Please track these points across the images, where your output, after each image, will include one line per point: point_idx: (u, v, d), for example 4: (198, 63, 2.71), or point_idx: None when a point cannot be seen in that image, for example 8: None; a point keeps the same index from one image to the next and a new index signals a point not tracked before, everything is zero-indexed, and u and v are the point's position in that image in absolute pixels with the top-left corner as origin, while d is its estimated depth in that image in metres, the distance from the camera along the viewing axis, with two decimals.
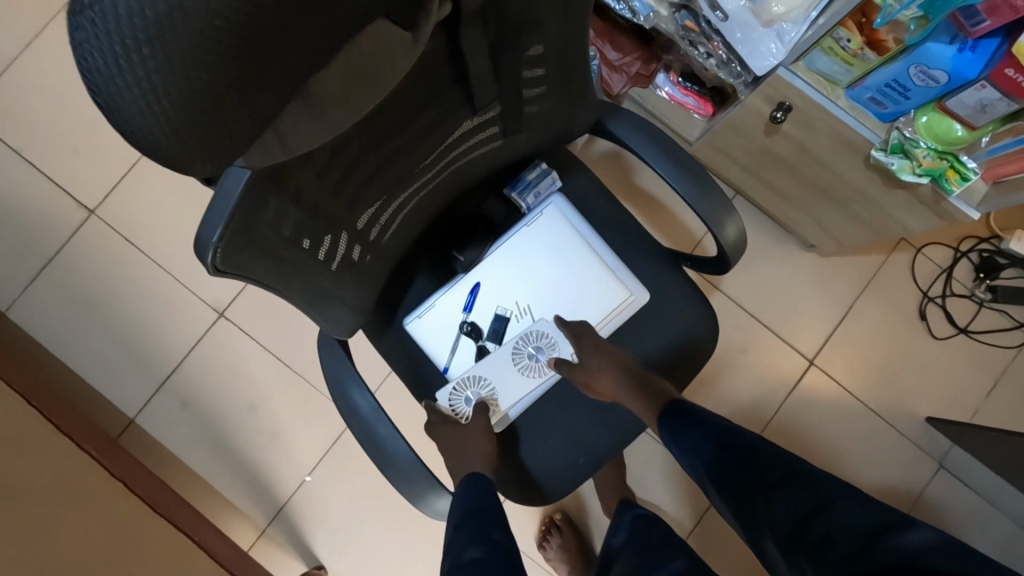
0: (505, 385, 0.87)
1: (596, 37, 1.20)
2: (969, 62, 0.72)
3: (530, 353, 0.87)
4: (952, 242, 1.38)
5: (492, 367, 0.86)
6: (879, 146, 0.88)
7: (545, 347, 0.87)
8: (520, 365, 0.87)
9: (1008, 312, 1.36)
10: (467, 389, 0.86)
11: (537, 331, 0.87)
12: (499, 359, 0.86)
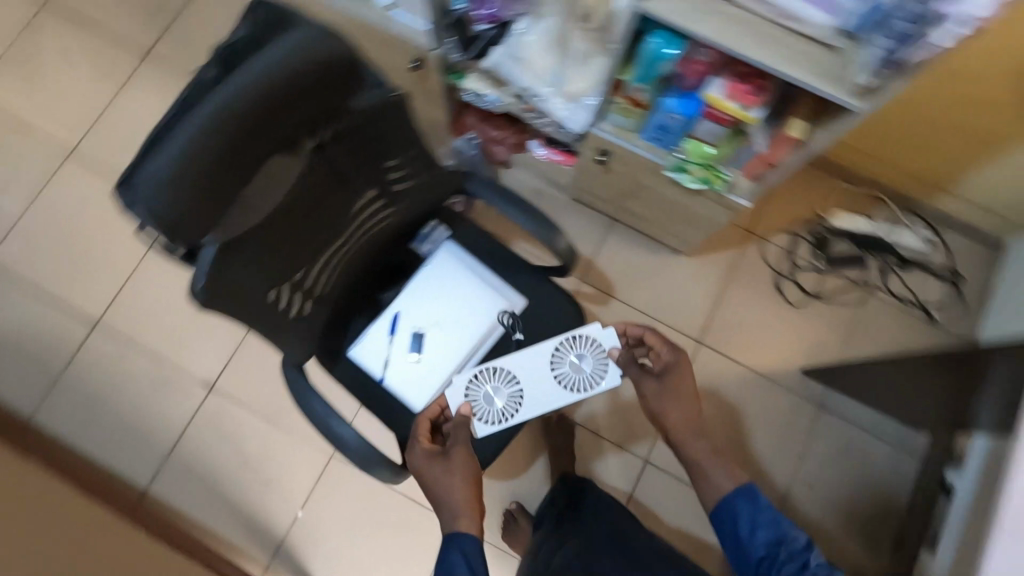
0: (536, 377, 1.15)
1: (479, 121, 1.57)
2: (690, 107, 1.08)
3: (571, 357, 1.16)
4: (790, 228, 1.74)
5: (518, 363, 1.15)
6: (668, 167, 1.24)
7: (591, 348, 1.16)
8: (555, 363, 1.15)
9: (843, 274, 1.72)
10: (490, 379, 1.14)
11: (580, 335, 1.16)
12: (530, 360, 1.15)
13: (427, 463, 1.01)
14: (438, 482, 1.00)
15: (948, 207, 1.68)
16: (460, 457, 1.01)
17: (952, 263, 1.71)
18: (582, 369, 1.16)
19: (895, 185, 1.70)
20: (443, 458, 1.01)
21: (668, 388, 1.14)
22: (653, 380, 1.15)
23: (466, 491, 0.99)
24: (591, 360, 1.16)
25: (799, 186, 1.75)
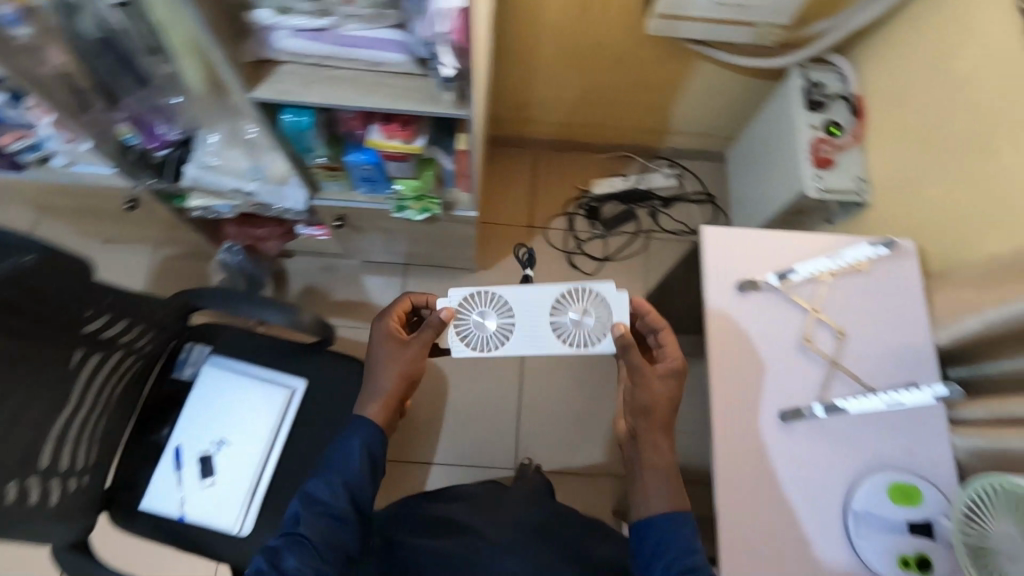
0: (530, 330, 0.91)
1: (239, 224, 1.57)
2: (370, 156, 1.16)
3: (572, 312, 0.92)
4: (562, 210, 1.91)
5: (523, 303, 0.92)
6: (394, 209, 1.32)
7: (590, 300, 0.92)
8: (554, 325, 0.92)
9: (621, 231, 1.89)
10: (470, 308, 0.93)
11: (586, 288, 0.93)
12: (534, 308, 0.92)
13: (388, 351, 0.94)
14: (379, 370, 0.93)
15: (676, 144, 1.91)
16: (413, 348, 0.93)
17: (702, 187, 1.93)
18: (585, 318, 0.91)
19: (628, 141, 1.92)
20: (406, 346, 0.94)
21: (656, 404, 0.89)
22: (655, 392, 0.89)
23: (389, 383, 0.93)
24: (586, 313, 0.91)
25: (555, 175, 1.95)
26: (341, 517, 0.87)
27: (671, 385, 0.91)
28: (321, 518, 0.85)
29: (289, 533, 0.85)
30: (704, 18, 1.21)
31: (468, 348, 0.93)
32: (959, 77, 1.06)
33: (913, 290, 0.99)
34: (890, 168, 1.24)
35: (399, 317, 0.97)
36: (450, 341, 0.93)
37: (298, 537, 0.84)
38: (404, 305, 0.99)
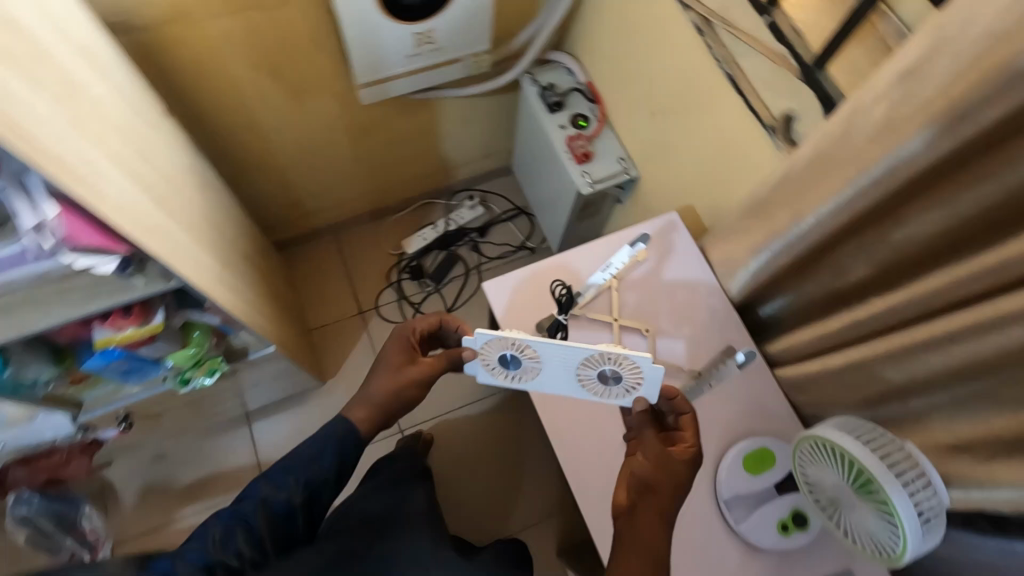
0: (555, 375, 0.73)
1: (27, 464, 1.32)
2: (111, 354, 0.99)
3: (602, 377, 0.72)
4: (386, 282, 1.83)
5: (554, 355, 0.70)
6: (178, 385, 1.15)
7: (628, 376, 0.71)
8: (583, 381, 0.73)
9: (451, 277, 1.84)
10: (501, 347, 0.71)
11: (621, 356, 0.68)
12: (564, 360, 0.71)
13: (397, 357, 0.91)
14: (382, 376, 0.91)
15: (467, 175, 1.90)
16: (415, 372, 0.90)
17: (510, 204, 1.93)
18: (620, 383, 0.72)
19: (421, 190, 1.87)
20: (401, 369, 0.91)
21: (659, 481, 0.76)
22: (660, 473, 0.77)
23: (382, 396, 0.91)
24: (619, 378, 0.71)
25: (365, 251, 1.86)
26: (269, 528, 0.85)
27: (683, 470, 0.77)
28: (265, 518, 0.85)
29: (237, 525, 0.83)
30: (409, 72, 1.18)
31: (503, 369, 0.75)
32: (646, 49, 1.12)
33: (693, 259, 1.01)
34: (637, 141, 1.29)
35: (414, 333, 0.92)
36: (483, 366, 0.75)
37: (228, 539, 0.81)
38: (429, 322, 0.93)
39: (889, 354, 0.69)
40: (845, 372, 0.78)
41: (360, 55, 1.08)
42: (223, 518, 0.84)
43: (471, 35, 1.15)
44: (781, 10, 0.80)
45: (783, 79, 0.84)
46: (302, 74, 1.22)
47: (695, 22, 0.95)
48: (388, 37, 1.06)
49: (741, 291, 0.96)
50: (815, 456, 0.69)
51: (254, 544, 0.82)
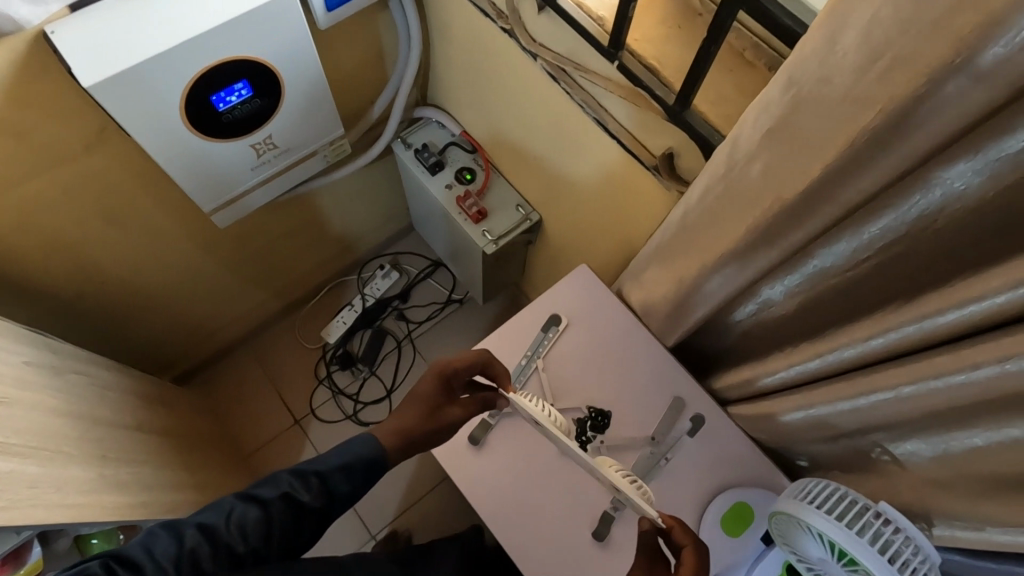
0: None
1: None
2: None
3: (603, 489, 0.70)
4: (316, 381, 1.68)
5: (567, 448, 0.69)
6: None
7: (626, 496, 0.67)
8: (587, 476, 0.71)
9: (384, 355, 1.72)
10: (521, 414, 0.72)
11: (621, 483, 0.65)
12: (572, 455, 0.69)
13: (429, 391, 0.79)
14: (412, 405, 0.79)
15: (373, 244, 1.78)
16: (444, 410, 0.79)
17: (424, 259, 1.83)
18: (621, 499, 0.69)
19: (327, 273, 1.73)
20: (433, 413, 0.79)
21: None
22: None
23: (411, 412, 0.78)
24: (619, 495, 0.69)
25: (284, 355, 1.70)
26: (290, 510, 0.67)
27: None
28: (286, 505, 0.66)
29: (266, 498, 0.66)
30: (262, 181, 1.05)
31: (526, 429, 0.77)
32: (511, 94, 1.04)
33: (616, 311, 0.94)
34: (530, 184, 1.21)
35: (449, 373, 0.80)
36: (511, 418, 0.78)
37: (250, 511, 0.64)
38: (469, 360, 0.80)
39: (837, 405, 0.63)
40: (797, 417, 0.72)
41: (196, 185, 0.95)
42: (244, 488, 0.66)
43: (318, 126, 1.03)
44: (628, 50, 0.73)
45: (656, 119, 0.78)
46: (142, 216, 1.07)
47: (547, 70, 0.87)
48: (222, 159, 0.94)
49: (673, 337, 0.90)
50: (790, 539, 0.64)
51: (256, 538, 0.64)
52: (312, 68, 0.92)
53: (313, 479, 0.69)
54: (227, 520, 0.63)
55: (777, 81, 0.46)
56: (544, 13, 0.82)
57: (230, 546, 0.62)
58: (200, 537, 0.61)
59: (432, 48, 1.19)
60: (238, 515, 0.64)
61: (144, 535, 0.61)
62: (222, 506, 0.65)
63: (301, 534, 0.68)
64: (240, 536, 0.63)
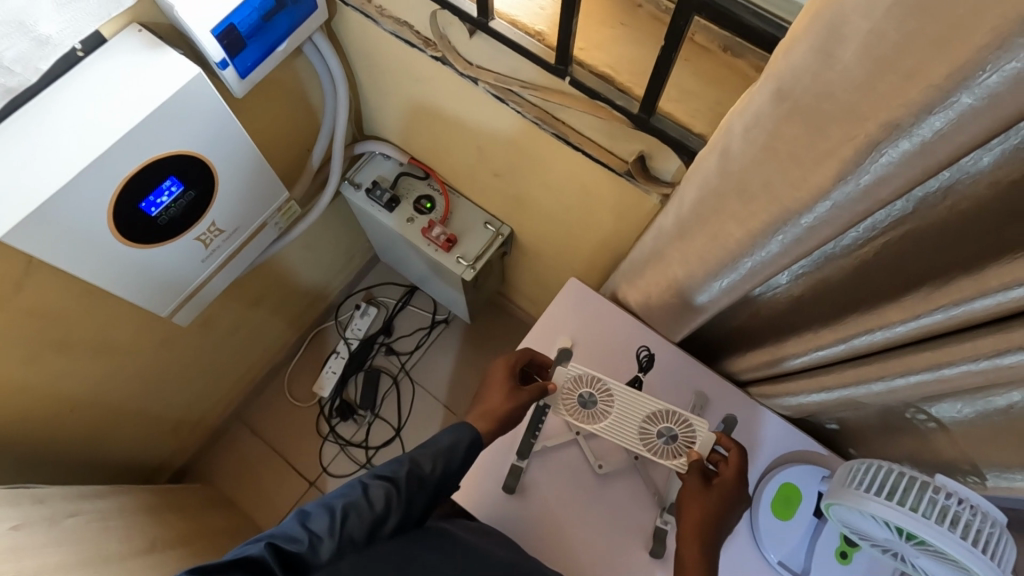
0: (618, 420, 0.78)
1: None
2: None
3: (660, 435, 0.76)
4: (318, 437, 1.62)
5: (625, 404, 0.78)
6: None
7: (681, 433, 0.76)
8: (642, 429, 0.77)
9: (381, 394, 1.66)
10: (582, 386, 0.80)
11: (682, 417, 0.76)
12: (632, 405, 0.78)
13: (502, 379, 0.80)
14: (491, 394, 0.79)
15: (343, 285, 1.71)
16: (516, 393, 0.79)
17: (398, 287, 1.77)
18: (672, 444, 0.76)
19: (302, 326, 1.66)
20: (510, 395, 0.79)
21: (696, 502, 0.70)
22: (700, 498, 0.70)
23: (490, 400, 0.79)
24: (674, 437, 0.76)
25: (280, 419, 1.64)
26: (413, 485, 0.70)
27: (720, 496, 0.70)
28: (411, 478, 0.70)
29: (393, 475, 0.69)
30: (218, 267, 0.98)
31: (576, 414, 0.79)
32: (452, 116, 0.99)
33: (617, 316, 0.92)
34: (493, 199, 1.17)
35: (515, 364, 0.82)
36: (560, 405, 0.80)
37: (383, 487, 0.67)
38: (528, 353, 0.84)
39: (870, 385, 0.62)
40: (827, 395, 0.71)
41: (148, 295, 0.88)
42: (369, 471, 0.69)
43: (263, 196, 0.96)
44: (577, 62, 0.68)
45: (616, 126, 0.72)
46: (95, 333, 0.98)
47: (491, 92, 0.81)
48: (169, 261, 0.86)
49: (680, 333, 0.87)
50: (853, 525, 0.65)
51: (372, 520, 0.65)
52: (242, 142, 0.85)
53: (430, 454, 0.71)
54: (366, 495, 0.66)
55: (761, 96, 0.43)
56: (476, 36, 0.76)
57: (373, 515, 0.65)
58: (347, 510, 0.64)
59: (357, 82, 1.11)
60: (373, 489, 0.67)
61: (295, 513, 0.63)
62: (354, 484, 0.67)
63: (421, 509, 0.71)
64: (378, 509, 0.66)
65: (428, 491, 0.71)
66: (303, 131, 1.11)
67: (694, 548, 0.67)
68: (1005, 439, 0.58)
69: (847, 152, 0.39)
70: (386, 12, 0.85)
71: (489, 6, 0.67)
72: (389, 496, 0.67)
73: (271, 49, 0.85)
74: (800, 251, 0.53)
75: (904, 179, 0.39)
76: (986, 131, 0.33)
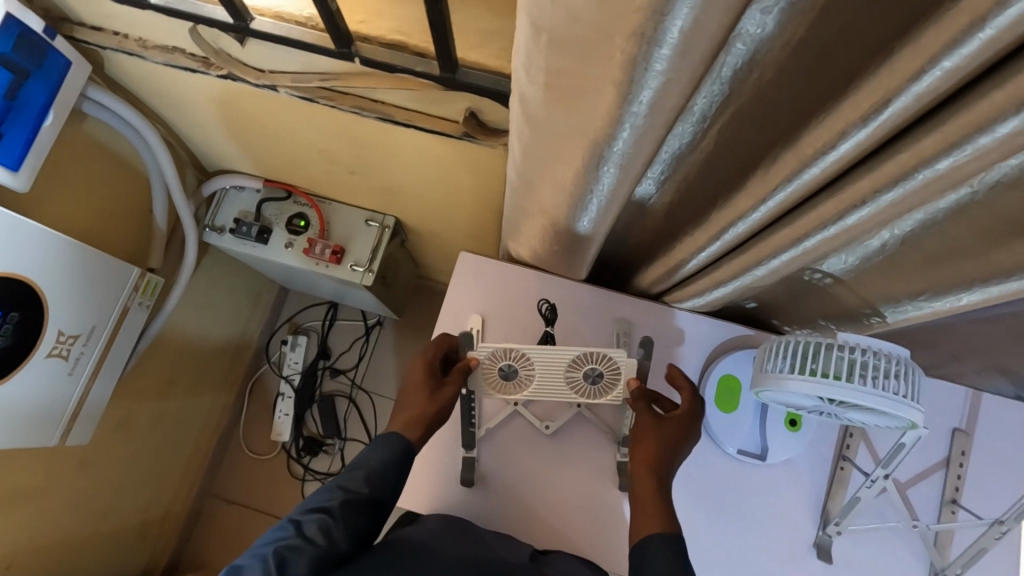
0: (544, 381, 0.74)
1: None
2: None
3: (586, 379, 0.73)
4: (295, 481, 1.57)
5: (545, 364, 0.74)
6: None
7: (605, 370, 0.73)
8: (567, 377, 0.74)
9: (343, 418, 1.62)
10: (500, 360, 0.74)
11: (605, 355, 0.73)
12: (552, 362, 0.74)
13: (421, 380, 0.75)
14: (414, 399, 0.75)
15: (262, 326, 1.62)
16: (439, 392, 0.74)
17: (320, 307, 1.69)
18: (600, 382, 0.74)
19: (236, 381, 1.58)
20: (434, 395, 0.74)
21: (646, 438, 0.70)
22: (652, 430, 0.70)
23: (414, 402, 0.75)
24: (600, 376, 0.74)
25: (250, 478, 1.58)
26: (350, 508, 0.67)
27: (673, 427, 0.70)
28: (348, 502, 0.67)
29: (327, 504, 0.66)
30: (92, 375, 0.89)
31: (501, 386, 0.76)
32: (277, 127, 0.90)
33: (517, 275, 0.88)
34: (362, 196, 1.09)
35: (432, 359, 0.77)
36: (486, 384, 0.75)
37: (318, 519, 0.64)
38: (442, 342, 0.79)
39: (756, 271, 0.61)
40: (729, 287, 0.70)
41: (24, 434, 0.79)
42: (299, 508, 0.67)
43: (108, 284, 0.87)
44: (360, 38, 0.61)
45: (430, 91, 0.66)
46: None
47: (296, 96, 0.73)
48: (26, 393, 0.78)
49: (580, 273, 0.85)
50: (784, 402, 0.66)
51: (313, 551, 0.62)
52: (49, 241, 0.75)
53: (361, 473, 0.70)
54: (302, 533, 0.63)
55: (522, 30, 0.38)
56: (248, 40, 0.67)
57: (313, 548, 0.62)
58: (284, 552, 0.60)
59: (169, 121, 1.00)
60: (307, 524, 0.64)
61: (225, 572, 0.59)
62: (288, 524, 0.64)
63: (368, 529, 0.68)
64: (318, 543, 0.63)
65: (369, 510, 0.68)
66: (130, 195, 1.00)
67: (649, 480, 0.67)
68: (891, 277, 0.58)
69: (618, 70, 0.35)
70: (149, 43, 0.74)
71: (240, 7, 0.59)
72: (328, 526, 0.64)
73: (39, 126, 0.74)
74: (634, 169, 0.49)
75: (683, 80, 0.35)
76: (734, 10, 0.29)
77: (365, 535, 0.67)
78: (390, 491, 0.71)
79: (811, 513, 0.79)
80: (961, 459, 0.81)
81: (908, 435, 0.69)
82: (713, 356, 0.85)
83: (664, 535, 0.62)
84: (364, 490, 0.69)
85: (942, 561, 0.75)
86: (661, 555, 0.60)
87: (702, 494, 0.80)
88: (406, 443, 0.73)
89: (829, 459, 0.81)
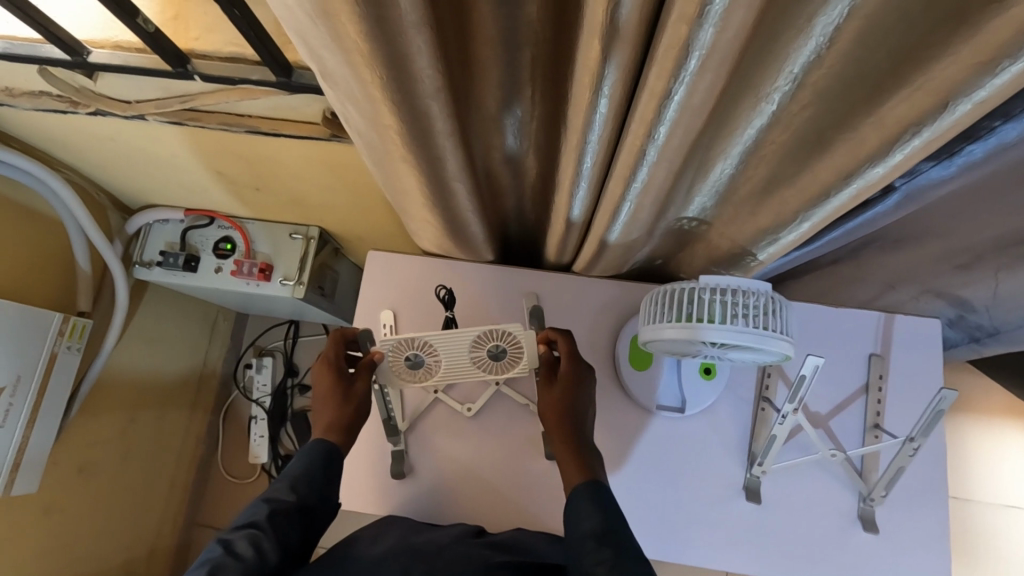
0: (450, 365, 0.77)
1: None
2: None
3: (490, 357, 0.76)
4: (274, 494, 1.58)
5: (449, 349, 0.75)
6: None
7: (509, 347, 0.75)
8: (472, 358, 0.76)
9: None
10: (405, 350, 0.74)
11: (505, 332, 0.74)
12: (457, 347, 0.75)
13: (330, 385, 0.76)
14: (326, 402, 0.75)
15: (224, 354, 1.64)
16: (349, 390, 0.76)
17: (281, 327, 1.70)
18: (503, 357, 0.76)
19: (206, 409, 1.60)
20: (347, 395, 0.75)
21: (550, 402, 0.72)
22: (553, 392, 0.72)
23: (328, 404, 0.75)
24: (503, 352, 0.76)
25: (233, 505, 1.59)
26: (279, 518, 0.66)
27: (569, 383, 0.72)
28: (276, 513, 0.66)
29: (254, 519, 0.65)
30: (29, 423, 0.91)
31: (409, 373, 0.77)
32: (170, 156, 0.91)
33: (426, 266, 0.89)
34: (280, 211, 1.10)
35: (335, 359, 0.77)
36: (394, 375, 0.77)
37: (247, 535, 0.63)
38: (341, 339, 0.80)
39: (618, 228, 0.62)
40: (610, 248, 0.71)
41: None
42: (225, 531, 0.65)
43: (28, 333, 0.88)
44: (197, 56, 0.61)
45: (284, 97, 0.67)
46: None
47: (166, 121, 0.74)
48: None
49: (486, 254, 0.85)
50: (676, 352, 0.67)
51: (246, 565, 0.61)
52: None
53: (287, 482, 0.69)
54: (231, 550, 0.62)
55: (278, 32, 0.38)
56: (100, 73, 0.68)
57: (245, 561, 0.61)
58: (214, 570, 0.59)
59: (75, 165, 1.01)
60: (236, 542, 0.63)
61: None
62: (214, 548, 0.62)
63: (300, 535, 0.67)
64: (250, 556, 0.62)
65: (299, 517, 0.68)
66: (47, 243, 1.02)
67: (562, 439, 0.69)
68: (745, 214, 0.59)
69: (360, 53, 0.36)
70: (16, 91, 0.75)
71: (72, 42, 0.60)
72: (258, 538, 0.63)
73: None
74: (456, 147, 0.50)
75: (422, 51, 0.36)
76: None
77: (297, 541, 0.67)
78: (320, 496, 0.71)
79: (738, 456, 0.80)
80: (880, 383, 0.81)
81: (806, 366, 0.70)
82: (627, 317, 0.86)
83: (586, 485, 0.64)
84: (292, 498, 0.68)
85: (867, 486, 0.77)
86: (583, 503, 0.62)
87: (627, 452, 0.81)
88: (330, 445, 0.73)
89: (751, 401, 0.82)
